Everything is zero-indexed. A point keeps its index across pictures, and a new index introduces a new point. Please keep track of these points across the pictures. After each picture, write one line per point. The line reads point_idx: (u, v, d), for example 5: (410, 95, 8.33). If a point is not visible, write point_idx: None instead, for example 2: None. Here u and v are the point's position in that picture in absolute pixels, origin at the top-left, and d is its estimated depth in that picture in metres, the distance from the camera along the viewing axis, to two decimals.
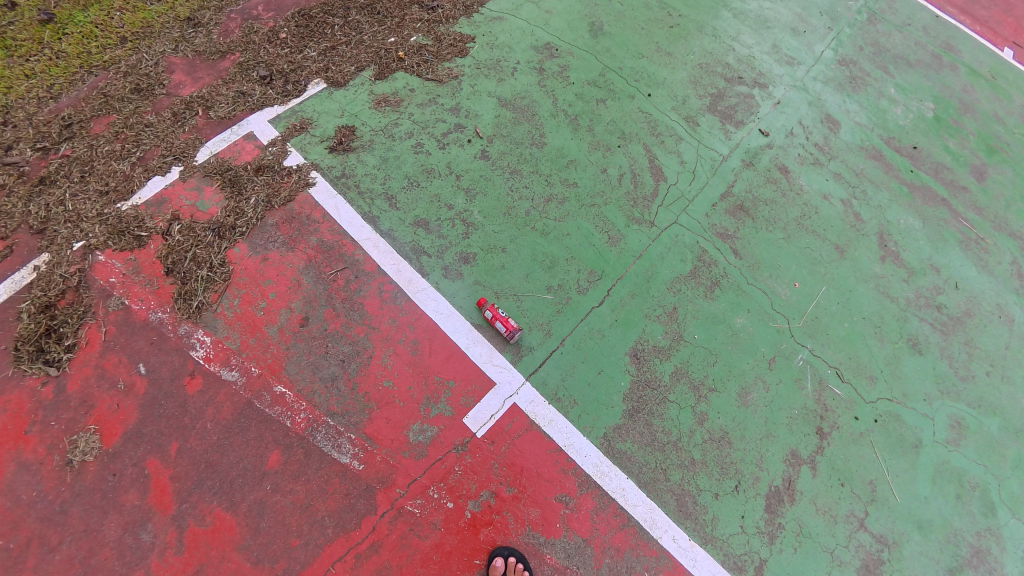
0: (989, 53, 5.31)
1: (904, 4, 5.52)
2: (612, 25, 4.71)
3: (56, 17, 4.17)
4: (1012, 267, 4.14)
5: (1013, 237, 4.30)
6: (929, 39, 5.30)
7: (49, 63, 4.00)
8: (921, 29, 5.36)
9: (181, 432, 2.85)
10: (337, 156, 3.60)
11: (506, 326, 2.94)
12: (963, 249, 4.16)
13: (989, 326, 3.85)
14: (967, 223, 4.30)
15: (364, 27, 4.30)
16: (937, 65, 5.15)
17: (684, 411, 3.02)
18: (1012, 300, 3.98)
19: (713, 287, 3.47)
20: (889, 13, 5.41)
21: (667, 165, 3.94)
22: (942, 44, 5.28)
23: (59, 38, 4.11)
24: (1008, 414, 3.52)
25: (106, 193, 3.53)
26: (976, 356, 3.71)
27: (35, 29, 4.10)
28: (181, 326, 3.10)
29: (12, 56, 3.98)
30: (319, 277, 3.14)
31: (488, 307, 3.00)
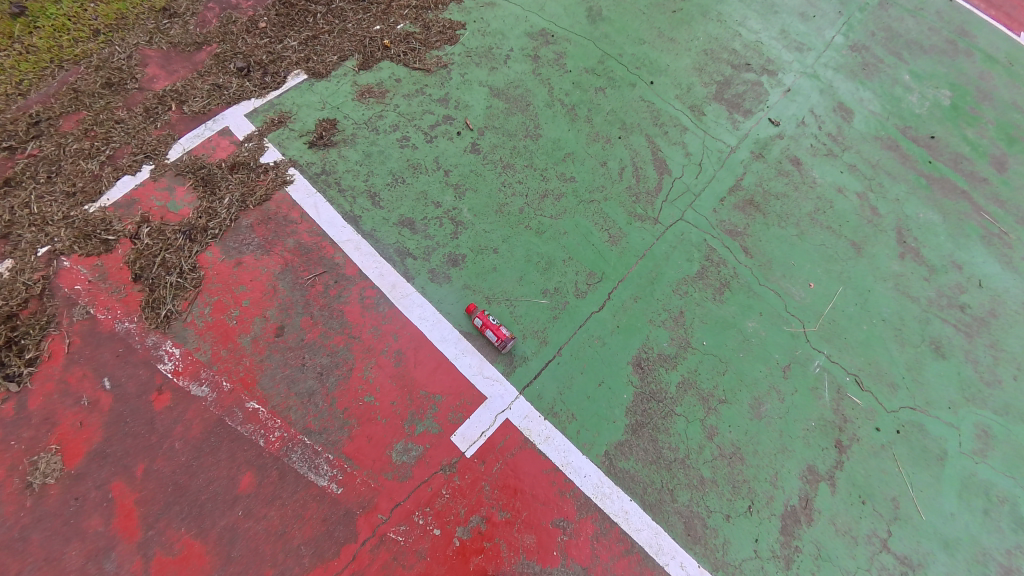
0: (1005, 39, 5.00)
1: None
2: (612, 10, 4.45)
3: (28, 9, 3.93)
4: None
5: None
6: (943, 23, 5.01)
7: (18, 57, 3.77)
8: (936, 13, 5.06)
9: (148, 452, 2.64)
10: (317, 151, 3.36)
11: (498, 335, 2.70)
12: (985, 245, 3.90)
13: (1016, 326, 3.58)
14: (989, 216, 4.03)
15: (348, 14, 4.04)
16: (952, 50, 4.86)
17: (693, 425, 2.78)
18: None
19: (722, 289, 3.22)
20: None
21: (671, 157, 3.69)
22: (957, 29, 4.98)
23: (30, 32, 3.88)
24: None
25: (73, 193, 3.31)
26: (1002, 359, 3.45)
27: (5, 22, 3.87)
28: (148, 336, 2.88)
29: None
30: (296, 282, 2.88)
31: (478, 314, 2.76)
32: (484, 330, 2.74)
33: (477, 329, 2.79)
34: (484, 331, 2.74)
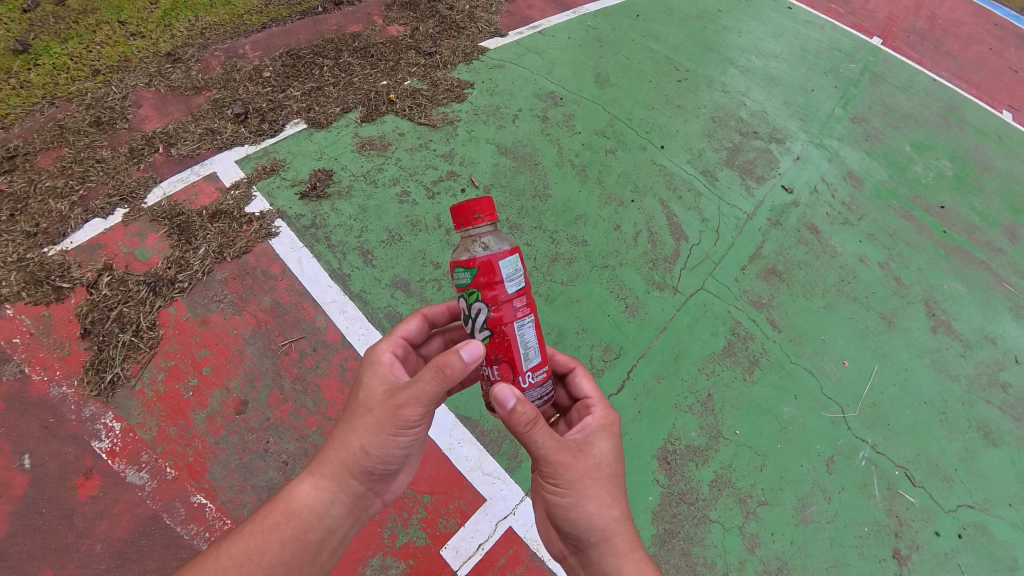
0: (939, 155, 6.02)
1: (862, 100, 6.28)
2: (617, 78, 4.59)
3: (31, 47, 4.81)
4: None
5: None
6: (887, 121, 6.10)
7: (11, 91, 4.31)
8: (875, 120, 6.00)
9: (60, 556, 2.13)
10: (309, 203, 3.10)
11: (534, 354, 1.54)
12: (1016, 317, 4.32)
13: None
14: (1012, 288, 4.64)
15: (355, 69, 4.16)
16: (898, 143, 5.77)
17: (731, 533, 2.42)
18: None
19: (752, 368, 2.90)
20: (858, 101, 6.24)
21: (686, 223, 3.47)
22: (903, 129, 6.11)
23: (29, 70, 4.52)
24: None
25: (34, 235, 3.16)
26: None
27: (40, 73, 4.46)
28: (86, 406, 2.47)
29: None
30: (268, 349, 2.50)
31: (514, 270, 1.49)
32: (515, 321, 1.48)
33: (486, 279, 1.47)
34: (507, 296, 1.48)
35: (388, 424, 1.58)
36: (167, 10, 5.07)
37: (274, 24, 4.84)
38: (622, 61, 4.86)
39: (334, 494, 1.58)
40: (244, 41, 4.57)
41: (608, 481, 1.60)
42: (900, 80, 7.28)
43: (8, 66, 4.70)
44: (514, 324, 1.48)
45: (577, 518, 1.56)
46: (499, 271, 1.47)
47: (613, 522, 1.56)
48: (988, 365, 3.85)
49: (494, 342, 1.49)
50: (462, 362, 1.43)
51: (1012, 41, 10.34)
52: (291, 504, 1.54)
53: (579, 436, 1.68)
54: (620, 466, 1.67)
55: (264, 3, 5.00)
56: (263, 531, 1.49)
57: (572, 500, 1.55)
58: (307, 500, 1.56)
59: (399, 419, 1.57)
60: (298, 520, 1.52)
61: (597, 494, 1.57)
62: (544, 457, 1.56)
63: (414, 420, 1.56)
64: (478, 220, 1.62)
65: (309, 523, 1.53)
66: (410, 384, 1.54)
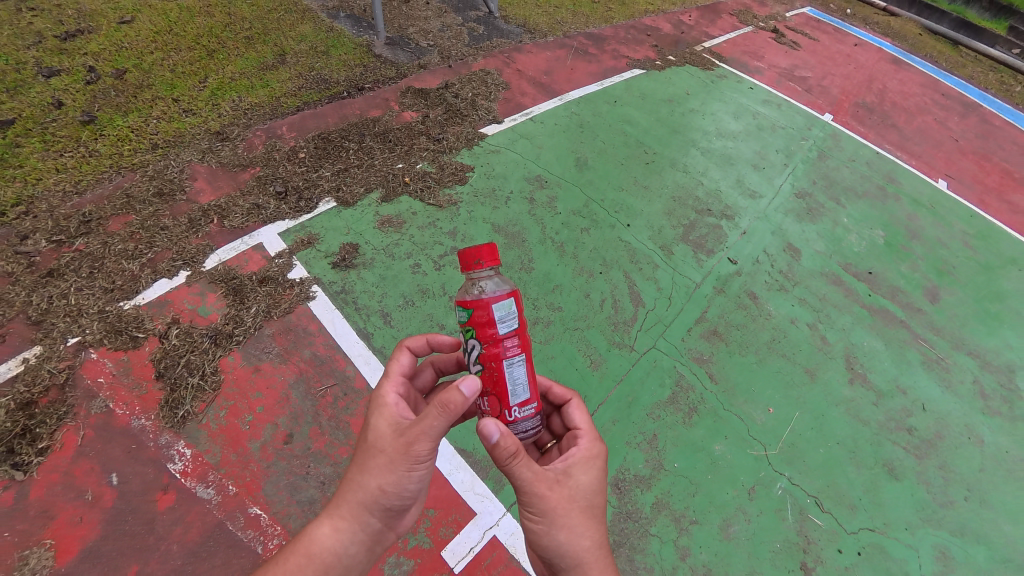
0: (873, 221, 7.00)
1: (811, 175, 7.27)
2: (594, 161, 5.61)
3: (96, 118, 5.67)
4: (970, 385, 5.22)
5: (970, 355, 5.62)
6: (827, 190, 7.12)
7: (81, 160, 5.14)
8: (818, 190, 7.00)
9: (142, 554, 2.74)
10: (339, 273, 3.94)
11: (521, 392, 1.96)
12: (927, 369, 5.16)
13: (960, 448, 4.58)
14: (927, 343, 5.48)
15: (376, 152, 5.03)
16: (835, 209, 6.79)
17: (667, 545, 3.14)
18: (978, 419, 4.89)
19: (691, 414, 3.73)
20: (804, 172, 7.27)
21: (644, 291, 4.41)
22: (842, 195, 7.17)
23: (97, 141, 5.35)
24: (993, 543, 4.00)
25: (111, 290, 3.84)
26: (953, 481, 4.29)
27: (108, 144, 5.31)
28: (162, 435, 3.15)
29: (66, 156, 5.20)
30: (308, 393, 3.31)
31: (505, 311, 1.91)
32: (503, 359, 1.92)
33: (484, 323, 1.92)
34: (499, 338, 1.92)
35: (399, 461, 1.92)
36: (215, 90, 6.01)
37: (307, 107, 5.77)
38: (599, 146, 5.87)
39: (352, 534, 1.91)
40: (281, 123, 5.45)
41: (582, 511, 1.97)
42: (846, 154, 8.31)
43: (76, 136, 5.48)
44: (504, 362, 1.92)
45: (551, 544, 1.93)
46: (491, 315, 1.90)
47: (584, 551, 1.91)
48: (897, 412, 4.60)
49: (486, 373, 1.94)
50: (462, 396, 1.82)
51: (956, 110, 11.55)
52: (314, 544, 1.86)
53: (561, 469, 2.05)
54: (596, 497, 2.04)
55: (296, 89, 6.02)
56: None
57: (545, 526, 1.94)
58: (327, 544, 1.87)
59: (409, 455, 1.91)
60: (321, 555, 1.85)
61: (567, 525, 1.94)
62: (527, 486, 1.95)
63: (423, 454, 1.91)
64: (483, 269, 2.05)
65: (331, 563, 1.86)
66: (419, 420, 1.88)
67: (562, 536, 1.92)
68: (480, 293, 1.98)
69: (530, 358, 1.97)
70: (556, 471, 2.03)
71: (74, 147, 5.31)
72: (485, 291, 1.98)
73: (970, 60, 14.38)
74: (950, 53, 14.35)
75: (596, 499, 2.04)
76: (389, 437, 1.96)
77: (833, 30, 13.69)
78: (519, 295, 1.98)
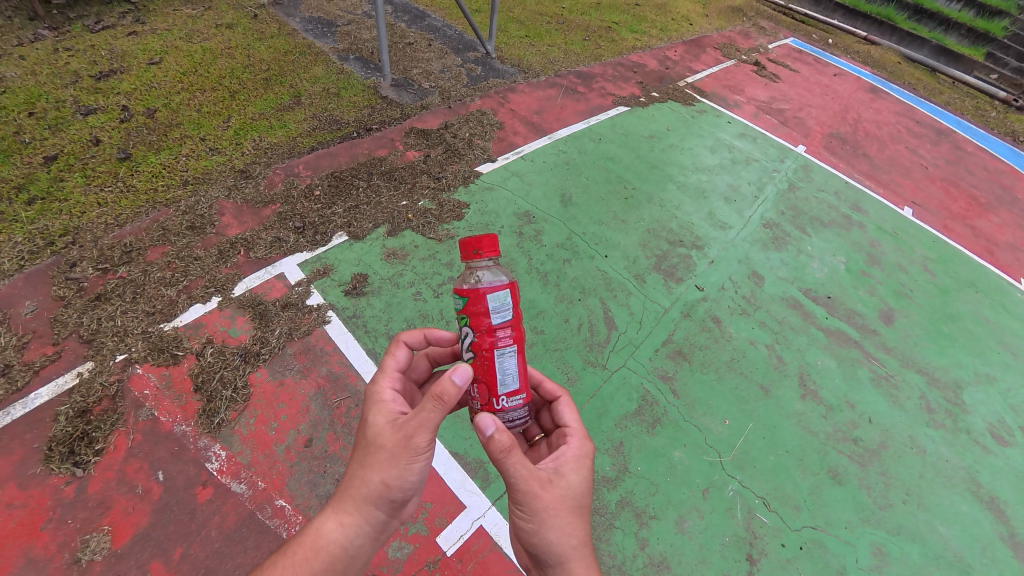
0: (835, 247, 7.36)
1: (782, 205, 7.86)
2: (579, 197, 6.38)
3: (132, 156, 6.21)
4: (919, 400, 5.51)
5: (921, 374, 5.84)
6: (795, 216, 7.71)
7: (120, 196, 5.65)
8: (783, 218, 7.58)
9: (186, 538, 3.28)
10: (351, 299, 4.73)
11: (510, 380, 2.20)
12: (876, 386, 5.50)
13: (902, 457, 4.89)
14: (877, 362, 5.80)
15: (382, 191, 5.79)
16: (804, 236, 7.36)
17: (628, 536, 3.71)
18: (921, 431, 5.19)
19: (654, 424, 4.37)
20: (773, 201, 7.86)
21: (618, 315, 5.13)
22: (811, 221, 7.70)
23: (133, 176, 5.92)
24: (927, 541, 4.34)
25: (152, 313, 4.41)
26: (893, 486, 4.64)
27: (144, 180, 5.88)
28: (200, 439, 3.73)
29: (100, 188, 5.72)
30: (325, 404, 3.99)
31: (501, 302, 2.14)
32: (497, 349, 2.15)
33: (480, 311, 2.15)
34: (493, 327, 2.14)
35: (401, 454, 2.11)
36: (238, 130, 6.67)
37: (320, 146, 6.45)
38: (583, 183, 6.63)
39: (357, 528, 2.08)
40: (298, 162, 6.13)
41: (571, 511, 2.08)
42: (813, 184, 8.71)
43: (115, 172, 5.98)
44: (496, 351, 2.14)
45: (540, 542, 2.03)
46: (490, 305, 2.13)
47: (570, 549, 2.02)
48: (845, 424, 5.02)
49: (479, 359, 2.17)
50: (455, 387, 2.00)
51: (931, 134, 12.03)
52: (317, 540, 2.03)
53: (553, 469, 2.17)
54: (583, 497, 2.16)
55: (311, 129, 6.71)
56: (298, 569, 1.95)
57: (534, 525, 2.04)
58: (333, 537, 2.04)
59: (410, 448, 2.10)
60: (327, 548, 2.02)
61: (553, 522, 2.03)
62: (522, 486, 2.05)
63: (421, 447, 2.10)
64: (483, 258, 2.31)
65: (337, 554, 2.03)
66: (415, 414, 2.08)
67: (552, 536, 2.02)
68: (478, 284, 2.19)
69: (521, 350, 2.20)
70: (548, 472, 2.15)
71: (110, 180, 5.87)
72: (483, 281, 2.20)
73: (947, 87, 14.97)
74: (928, 81, 14.97)
75: (584, 499, 2.17)
76: (388, 434, 2.15)
77: (813, 60, 14.36)
78: (514, 289, 2.19)
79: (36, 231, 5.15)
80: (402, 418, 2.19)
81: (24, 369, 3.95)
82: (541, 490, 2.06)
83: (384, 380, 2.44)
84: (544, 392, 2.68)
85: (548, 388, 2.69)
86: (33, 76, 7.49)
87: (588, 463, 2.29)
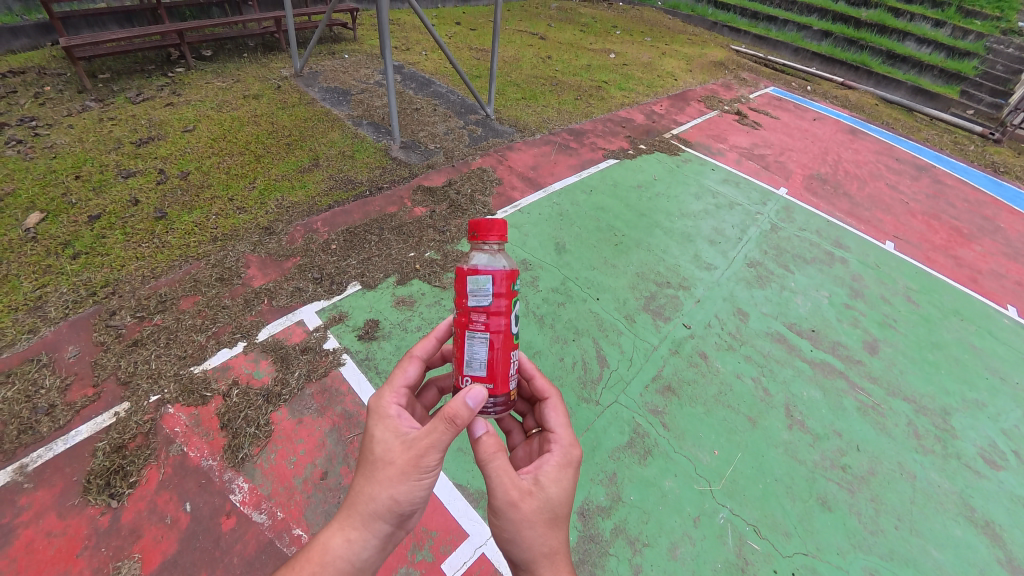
0: (818, 282, 7.79)
1: (765, 244, 8.39)
2: (572, 245, 6.97)
3: (167, 215, 6.81)
4: (906, 427, 5.70)
5: (906, 401, 6.05)
6: (778, 254, 8.21)
7: (155, 250, 6.17)
8: (767, 257, 8.07)
9: (211, 564, 3.56)
10: (364, 343, 5.20)
11: (480, 366, 2.51)
12: (861, 414, 5.73)
13: (892, 483, 5.05)
14: (863, 391, 6.04)
15: (393, 243, 6.42)
16: (787, 272, 7.81)
17: (622, 562, 3.94)
18: (910, 458, 5.35)
19: (645, 455, 4.70)
20: (757, 241, 8.39)
21: (610, 353, 5.57)
22: (794, 259, 8.19)
23: (167, 232, 6.49)
24: (919, 566, 4.40)
25: (183, 356, 4.86)
26: (883, 512, 4.77)
27: (177, 236, 6.43)
28: (225, 472, 4.08)
29: (133, 243, 6.25)
30: (340, 439, 4.36)
31: (479, 288, 2.43)
32: (470, 332, 2.50)
33: (462, 292, 2.51)
34: (468, 309, 2.48)
35: (410, 472, 2.40)
36: (263, 191, 7.38)
37: (337, 205, 7.12)
38: (576, 232, 7.24)
39: (364, 542, 2.35)
40: (317, 219, 6.79)
41: (546, 521, 2.41)
42: (796, 222, 9.32)
43: (151, 228, 6.55)
44: (467, 333, 2.50)
45: (514, 546, 2.38)
46: (469, 289, 2.45)
47: (541, 555, 2.36)
48: (832, 452, 5.21)
49: (458, 333, 2.58)
50: (468, 409, 2.32)
51: (911, 170, 12.65)
52: (326, 554, 2.28)
53: (532, 480, 2.51)
54: (560, 509, 2.48)
55: (329, 189, 7.44)
56: None
57: (509, 533, 2.39)
58: (341, 551, 2.31)
59: (418, 467, 2.40)
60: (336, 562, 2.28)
61: (525, 530, 2.38)
62: (502, 494, 2.40)
63: (429, 465, 2.41)
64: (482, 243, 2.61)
65: (345, 567, 2.29)
66: (426, 434, 2.38)
67: (527, 543, 2.37)
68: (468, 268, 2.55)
69: (490, 339, 2.47)
70: (527, 483, 2.48)
71: (144, 234, 6.42)
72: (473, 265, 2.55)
73: (924, 124, 15.76)
74: (905, 120, 15.77)
75: (561, 510, 2.49)
76: (398, 452, 2.43)
77: (793, 107, 15.33)
78: (494, 279, 2.44)
79: (80, 282, 5.61)
80: (410, 436, 2.48)
81: (67, 409, 4.35)
82: (515, 502, 2.40)
83: (387, 397, 2.74)
84: (537, 390, 3.02)
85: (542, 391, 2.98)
86: (80, 142, 8.18)
87: (568, 473, 2.61)
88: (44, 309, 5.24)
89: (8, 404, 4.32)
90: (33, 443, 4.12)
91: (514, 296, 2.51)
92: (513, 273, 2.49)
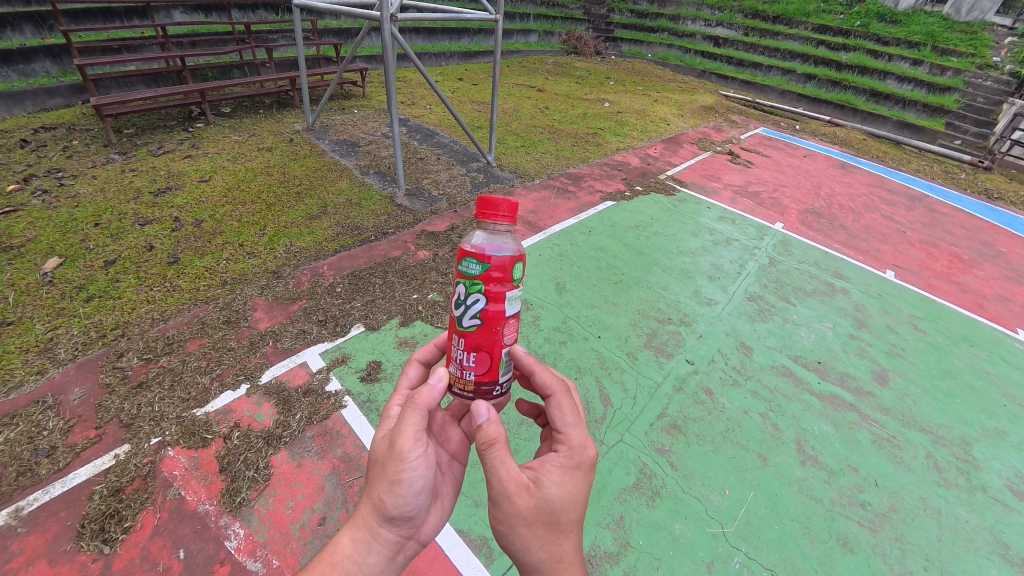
0: (821, 313, 7.79)
1: (765, 278, 8.47)
2: (572, 285, 7.09)
3: (180, 259, 7.06)
4: (925, 460, 5.50)
5: (923, 432, 5.87)
6: (778, 287, 8.26)
7: (166, 294, 6.35)
8: (767, 290, 8.11)
9: None
10: (366, 385, 5.22)
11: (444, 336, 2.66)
12: (877, 448, 5.54)
13: (916, 521, 4.81)
14: (876, 423, 5.88)
15: (396, 286, 6.57)
16: (789, 304, 7.83)
17: None
18: (933, 494, 5.12)
19: (653, 497, 4.57)
20: (756, 275, 8.48)
21: (613, 392, 5.53)
22: (795, 291, 8.24)
23: (179, 276, 6.70)
24: None
25: (187, 399, 4.89)
26: (910, 552, 4.51)
27: (188, 280, 6.63)
28: (222, 517, 4.00)
29: (146, 287, 6.44)
30: (339, 483, 4.30)
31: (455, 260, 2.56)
32: None
33: None
34: None
35: (391, 464, 2.35)
36: (272, 237, 7.65)
37: (343, 249, 7.36)
38: (575, 271, 7.39)
39: (368, 544, 2.31)
40: (323, 263, 7.01)
41: (544, 526, 2.31)
42: (794, 255, 9.44)
43: (163, 272, 6.76)
44: None
45: (512, 549, 2.32)
46: None
47: (540, 561, 2.31)
48: (849, 488, 5.02)
49: None
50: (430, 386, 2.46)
51: (905, 201, 12.85)
52: (334, 558, 2.22)
53: (532, 477, 2.35)
54: (559, 513, 2.34)
55: (336, 234, 7.71)
56: None
57: (506, 533, 2.32)
58: (347, 551, 2.26)
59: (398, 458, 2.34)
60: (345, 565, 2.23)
61: (524, 532, 2.30)
62: (497, 484, 2.31)
63: (407, 454, 2.33)
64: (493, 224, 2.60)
65: (351, 570, 2.23)
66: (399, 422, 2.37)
67: (521, 549, 2.32)
68: None
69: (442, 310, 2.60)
70: (527, 479, 2.34)
71: (156, 278, 6.61)
72: None
73: (914, 156, 16.14)
74: (895, 152, 16.18)
75: (562, 515, 2.35)
76: (382, 445, 2.42)
77: (784, 145, 15.85)
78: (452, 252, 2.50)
79: (91, 324, 5.75)
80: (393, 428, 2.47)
81: (68, 452, 4.34)
82: (512, 500, 2.30)
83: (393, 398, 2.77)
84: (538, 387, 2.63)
85: (544, 386, 2.62)
86: (101, 193, 8.59)
87: (575, 475, 2.43)
88: (54, 351, 5.35)
89: (10, 445, 4.32)
90: (30, 486, 4.09)
91: (457, 275, 2.44)
92: (463, 250, 2.43)
